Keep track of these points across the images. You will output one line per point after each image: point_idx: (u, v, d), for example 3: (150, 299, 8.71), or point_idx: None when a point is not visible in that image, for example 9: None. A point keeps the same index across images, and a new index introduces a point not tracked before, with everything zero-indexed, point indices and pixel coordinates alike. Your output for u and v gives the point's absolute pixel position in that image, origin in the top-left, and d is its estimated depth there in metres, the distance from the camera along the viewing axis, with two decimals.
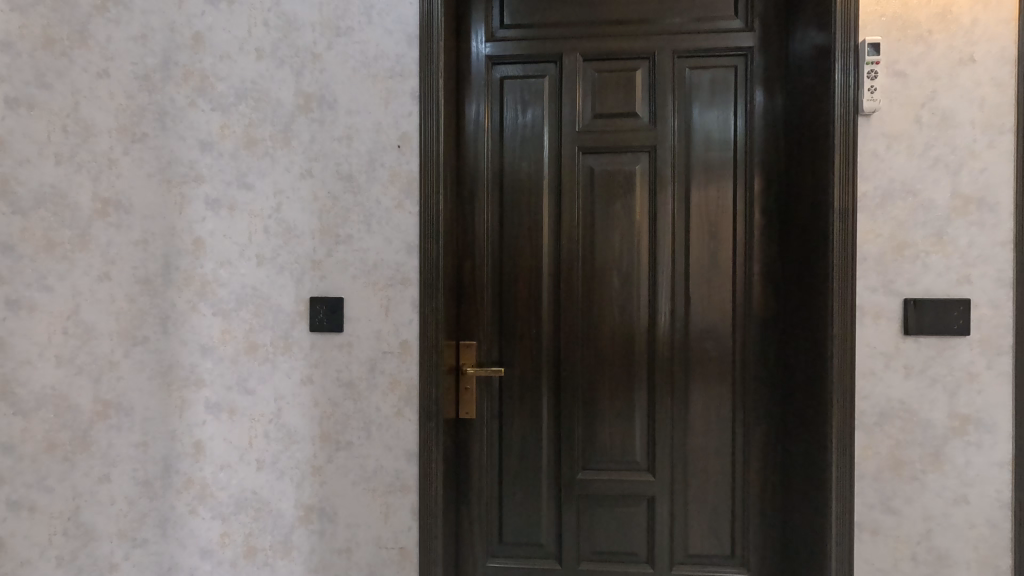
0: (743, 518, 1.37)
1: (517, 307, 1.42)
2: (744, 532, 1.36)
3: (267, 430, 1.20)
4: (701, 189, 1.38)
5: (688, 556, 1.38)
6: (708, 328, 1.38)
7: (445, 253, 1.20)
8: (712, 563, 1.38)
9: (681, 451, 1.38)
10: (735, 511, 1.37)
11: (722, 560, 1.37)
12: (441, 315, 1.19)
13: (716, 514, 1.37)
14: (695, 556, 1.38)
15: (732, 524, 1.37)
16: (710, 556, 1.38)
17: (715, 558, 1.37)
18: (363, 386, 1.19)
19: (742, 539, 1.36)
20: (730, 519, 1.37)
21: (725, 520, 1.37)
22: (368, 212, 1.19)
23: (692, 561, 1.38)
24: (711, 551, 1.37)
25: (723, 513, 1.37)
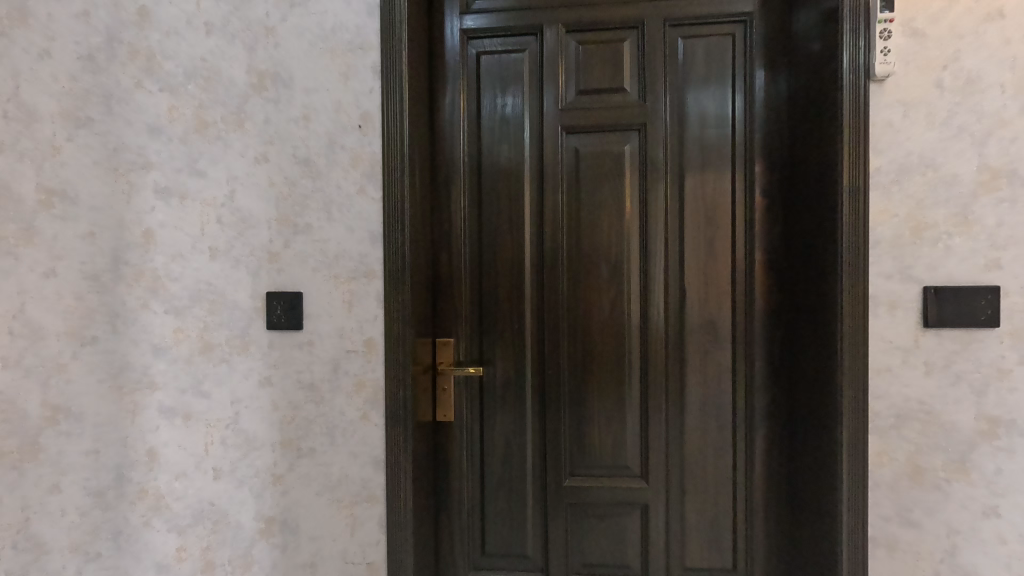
0: (741, 523, 1.25)
1: (498, 301, 1.31)
2: (743, 540, 1.25)
3: (224, 436, 1.12)
4: (698, 170, 1.26)
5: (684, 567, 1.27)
6: (705, 322, 1.26)
7: (413, 242, 1.10)
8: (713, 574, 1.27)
9: (678, 455, 1.27)
10: (735, 518, 1.26)
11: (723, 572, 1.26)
12: (412, 310, 1.09)
13: (714, 520, 1.26)
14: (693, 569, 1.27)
15: (729, 530, 1.26)
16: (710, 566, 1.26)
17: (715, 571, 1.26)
18: (325, 388, 1.10)
19: (742, 546, 1.25)
20: (729, 525, 1.26)
21: (723, 526, 1.26)
22: (329, 198, 1.10)
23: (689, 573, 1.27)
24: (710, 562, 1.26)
25: (721, 519, 1.26)
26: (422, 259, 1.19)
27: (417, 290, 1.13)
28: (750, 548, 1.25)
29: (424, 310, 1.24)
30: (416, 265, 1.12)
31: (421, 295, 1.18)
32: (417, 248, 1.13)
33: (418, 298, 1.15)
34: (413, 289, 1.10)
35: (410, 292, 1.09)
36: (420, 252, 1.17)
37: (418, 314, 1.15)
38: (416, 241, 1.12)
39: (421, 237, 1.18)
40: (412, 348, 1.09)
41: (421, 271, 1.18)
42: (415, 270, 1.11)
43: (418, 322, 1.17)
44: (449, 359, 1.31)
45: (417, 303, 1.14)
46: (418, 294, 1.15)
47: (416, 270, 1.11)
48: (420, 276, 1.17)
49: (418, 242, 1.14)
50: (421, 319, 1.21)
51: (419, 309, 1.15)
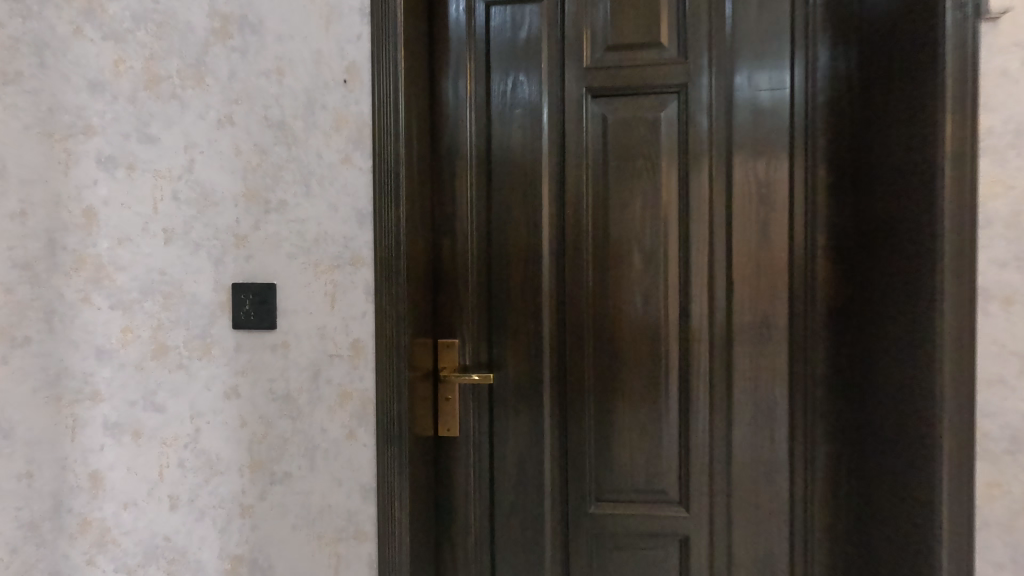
0: (786, 541, 1.06)
1: (510, 296, 1.11)
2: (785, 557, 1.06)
3: (181, 457, 0.92)
4: (749, 139, 1.06)
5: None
6: (757, 321, 1.06)
7: (410, 226, 0.90)
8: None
9: (716, 469, 1.08)
10: (773, 531, 1.06)
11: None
12: (408, 308, 0.90)
13: (757, 541, 1.07)
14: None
15: (772, 551, 1.07)
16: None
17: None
18: (303, 400, 0.91)
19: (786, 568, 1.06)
20: (772, 544, 1.07)
21: (769, 549, 1.07)
22: (307, 169, 0.90)
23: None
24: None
25: (767, 540, 1.07)
26: (420, 246, 1.00)
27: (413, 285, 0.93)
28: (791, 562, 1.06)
29: (423, 306, 1.05)
30: (413, 254, 0.93)
31: (418, 289, 0.99)
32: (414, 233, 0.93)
33: (414, 293, 0.95)
34: (409, 282, 0.90)
35: (405, 286, 0.89)
36: (417, 239, 0.97)
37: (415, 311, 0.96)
38: (413, 224, 0.92)
39: (418, 220, 0.98)
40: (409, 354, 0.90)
41: (418, 261, 0.99)
42: (411, 259, 0.91)
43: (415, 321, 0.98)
44: (454, 362, 1.12)
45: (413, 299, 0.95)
46: (415, 288, 0.95)
47: (412, 260, 0.92)
48: (417, 266, 0.97)
49: (415, 226, 0.94)
50: (419, 318, 1.01)
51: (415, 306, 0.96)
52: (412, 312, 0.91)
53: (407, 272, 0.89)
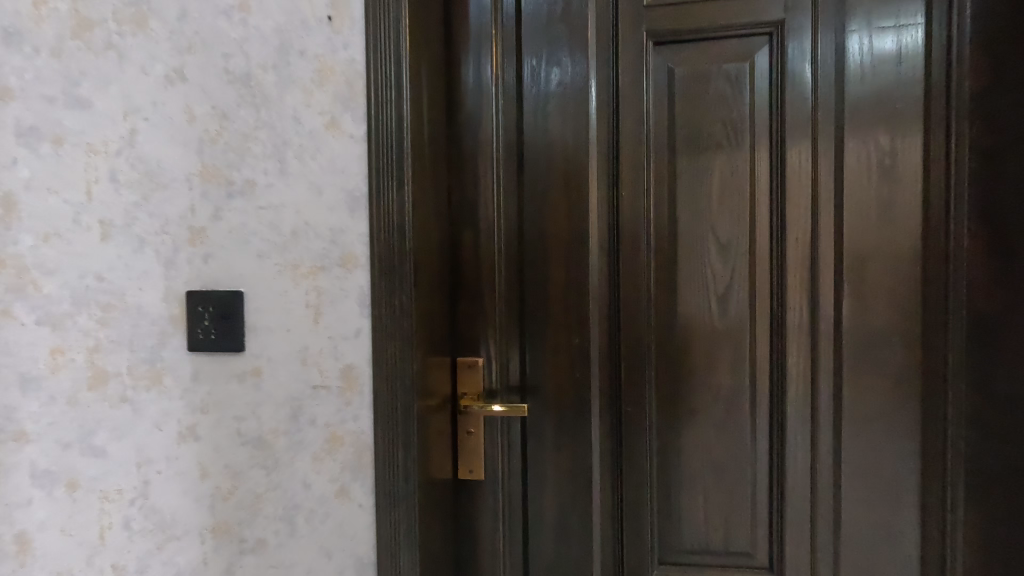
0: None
1: (548, 303, 0.87)
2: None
3: (128, 516, 0.71)
4: (867, 95, 0.80)
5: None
6: (877, 334, 0.80)
7: (418, 213, 0.67)
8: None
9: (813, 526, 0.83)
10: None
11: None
12: (418, 325, 0.67)
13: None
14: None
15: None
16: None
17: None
18: (279, 446, 0.68)
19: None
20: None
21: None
22: (281, 138, 0.67)
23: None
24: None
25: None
26: (433, 240, 0.77)
27: (423, 291, 0.70)
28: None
29: (439, 318, 0.81)
30: (423, 251, 0.69)
31: (430, 298, 0.75)
32: (424, 223, 0.70)
33: (424, 302, 0.72)
34: (419, 290, 0.67)
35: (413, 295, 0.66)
36: (427, 230, 0.74)
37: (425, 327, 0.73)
38: (423, 211, 0.69)
39: (429, 206, 0.75)
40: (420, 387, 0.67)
41: (430, 259, 0.75)
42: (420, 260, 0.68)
43: (427, 339, 0.75)
44: (478, 388, 0.89)
45: (424, 311, 0.72)
46: (424, 295, 0.72)
47: (422, 260, 0.68)
48: (428, 267, 0.74)
49: (425, 214, 0.71)
50: (432, 334, 0.78)
51: (425, 319, 0.73)
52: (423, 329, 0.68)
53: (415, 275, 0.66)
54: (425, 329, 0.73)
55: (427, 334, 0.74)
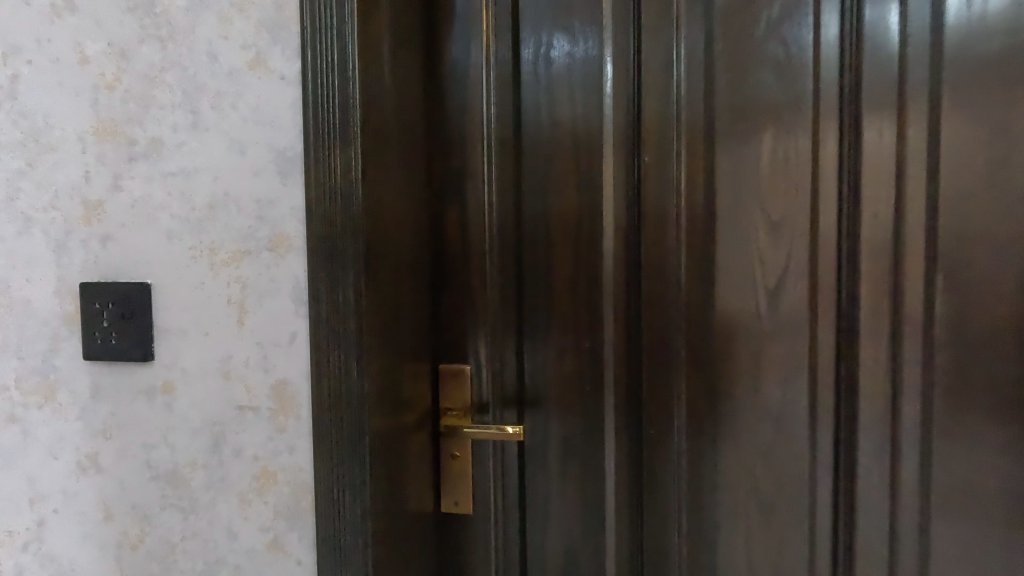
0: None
1: (553, 298, 0.70)
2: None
3: (20, 565, 0.57)
4: (977, 22, 0.60)
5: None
6: (982, 341, 0.61)
7: (373, 180, 0.50)
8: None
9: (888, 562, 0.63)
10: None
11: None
12: (374, 329, 0.50)
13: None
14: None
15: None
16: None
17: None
18: (198, 483, 0.53)
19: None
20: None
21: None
22: (193, 81, 0.51)
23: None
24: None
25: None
26: (401, 216, 0.60)
27: (383, 283, 0.54)
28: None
29: (415, 316, 0.64)
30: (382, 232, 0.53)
31: (398, 292, 0.59)
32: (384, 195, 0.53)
33: (387, 297, 0.56)
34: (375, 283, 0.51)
35: (367, 289, 0.49)
36: (389, 202, 0.57)
37: (389, 328, 0.57)
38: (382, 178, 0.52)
39: (393, 173, 0.58)
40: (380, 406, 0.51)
41: (396, 240, 0.58)
42: (378, 243, 0.51)
43: (392, 344, 0.58)
44: (464, 401, 0.72)
45: (385, 308, 0.55)
46: (385, 287, 0.55)
47: (381, 243, 0.52)
48: (393, 253, 0.58)
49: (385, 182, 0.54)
50: (404, 338, 0.61)
51: (388, 319, 0.56)
52: (381, 334, 0.52)
53: (368, 262, 0.50)
54: (389, 331, 0.57)
55: (392, 338, 0.58)
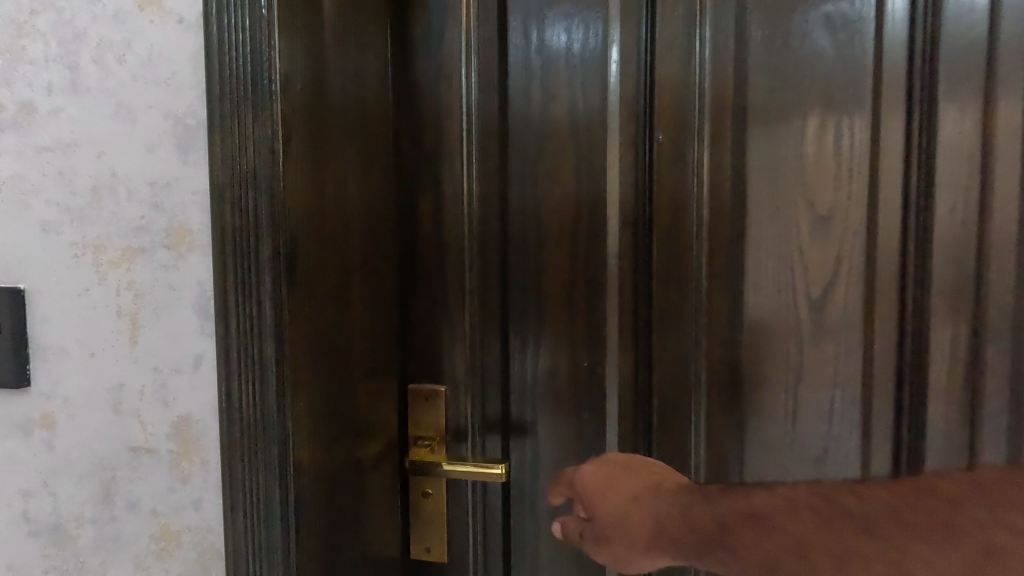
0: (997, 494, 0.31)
1: (545, 308, 0.58)
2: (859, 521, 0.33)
3: None
4: None
5: (609, 498, 0.46)
6: None
7: (298, 167, 0.38)
8: (646, 484, 0.46)
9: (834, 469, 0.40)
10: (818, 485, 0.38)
11: (784, 506, 0.36)
12: (300, 360, 0.39)
13: (833, 519, 0.34)
14: (668, 529, 0.42)
15: (924, 545, 0.31)
16: (745, 508, 0.38)
17: (682, 547, 0.41)
18: (87, 543, 0.41)
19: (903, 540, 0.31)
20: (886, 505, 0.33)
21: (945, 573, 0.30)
22: (73, 28, 0.39)
23: (650, 545, 0.43)
24: (710, 518, 0.40)
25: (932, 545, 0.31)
26: (356, 213, 0.48)
27: (321, 299, 0.42)
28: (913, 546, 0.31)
29: (377, 334, 0.53)
30: (317, 234, 0.41)
31: (349, 307, 0.47)
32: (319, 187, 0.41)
33: (331, 317, 0.44)
34: (303, 300, 0.39)
35: (289, 308, 0.38)
36: (336, 196, 0.45)
37: (336, 355, 0.45)
38: (314, 165, 0.40)
39: (342, 158, 0.46)
40: (310, 442, 0.41)
41: (347, 244, 0.47)
42: (306, 249, 0.40)
43: (342, 373, 0.47)
44: (437, 431, 0.60)
45: (328, 330, 0.44)
46: (328, 303, 0.44)
47: (313, 249, 0.40)
48: (345, 261, 0.46)
49: (325, 170, 0.42)
50: (360, 362, 0.50)
51: (335, 342, 0.45)
52: (313, 364, 0.41)
53: (291, 273, 0.38)
54: (336, 358, 0.45)
55: (341, 364, 0.46)
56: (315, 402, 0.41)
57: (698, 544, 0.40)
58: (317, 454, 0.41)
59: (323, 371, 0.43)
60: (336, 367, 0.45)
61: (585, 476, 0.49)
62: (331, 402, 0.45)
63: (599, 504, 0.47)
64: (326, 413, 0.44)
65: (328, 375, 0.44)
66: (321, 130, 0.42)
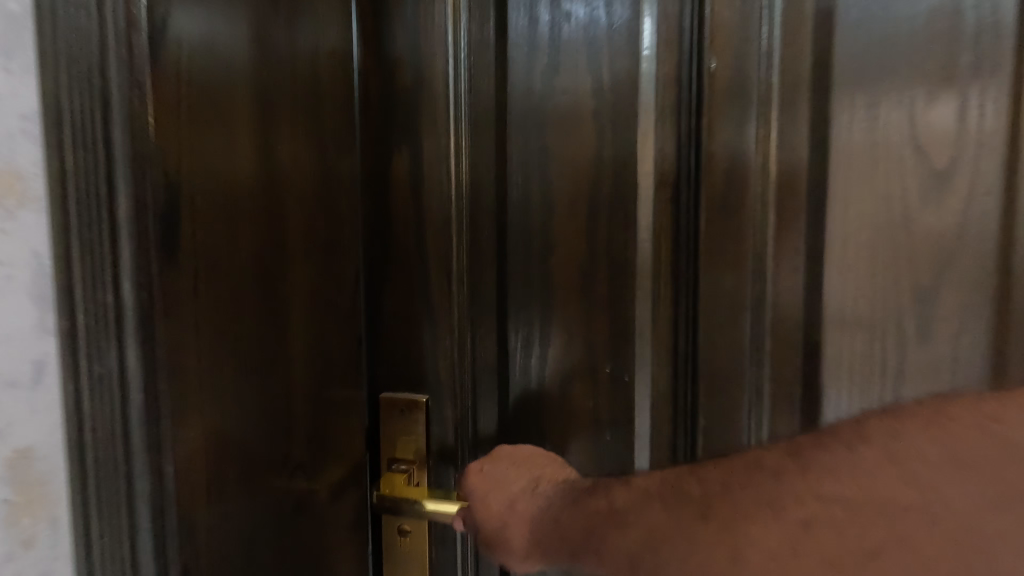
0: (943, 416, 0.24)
1: (553, 295, 0.45)
2: (767, 520, 0.27)
3: None
4: None
5: (492, 502, 0.40)
6: None
7: (172, 111, 0.26)
8: (529, 479, 0.41)
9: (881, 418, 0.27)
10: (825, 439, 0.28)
11: (634, 499, 0.34)
12: (187, 388, 0.27)
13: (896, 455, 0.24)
14: (542, 534, 0.38)
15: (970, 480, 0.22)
16: (608, 501, 0.35)
17: (556, 549, 0.37)
18: None
19: (847, 513, 0.25)
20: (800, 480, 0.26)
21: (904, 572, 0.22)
22: None
23: (528, 549, 0.39)
24: (586, 519, 0.35)
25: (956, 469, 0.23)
26: (300, 185, 0.36)
27: (235, 301, 0.30)
28: (825, 516, 0.25)
29: (338, 338, 0.41)
30: (222, 209, 0.29)
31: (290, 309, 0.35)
32: (219, 143, 0.29)
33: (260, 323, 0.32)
34: (191, 304, 0.27)
35: (163, 314, 0.25)
36: (267, 157, 0.33)
37: (272, 373, 0.33)
38: (203, 108, 0.28)
39: (281, 108, 0.34)
40: (209, 479, 0.29)
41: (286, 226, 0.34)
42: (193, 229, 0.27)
43: (285, 395, 0.35)
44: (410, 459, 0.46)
45: (256, 341, 0.32)
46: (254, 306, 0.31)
47: (210, 231, 0.28)
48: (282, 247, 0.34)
49: (234, 120, 0.30)
50: (313, 379, 0.38)
51: (270, 358, 0.33)
52: (215, 390, 0.29)
53: (164, 255, 0.26)
54: (272, 379, 0.33)
55: (278, 374, 0.34)
56: (223, 438, 0.29)
57: (569, 545, 0.36)
58: (222, 496, 0.29)
59: (247, 397, 0.31)
60: (274, 389, 0.33)
61: (472, 480, 0.41)
62: (267, 433, 0.33)
63: (485, 508, 0.40)
64: (256, 450, 0.32)
65: (257, 400, 0.32)
66: (221, 59, 0.29)
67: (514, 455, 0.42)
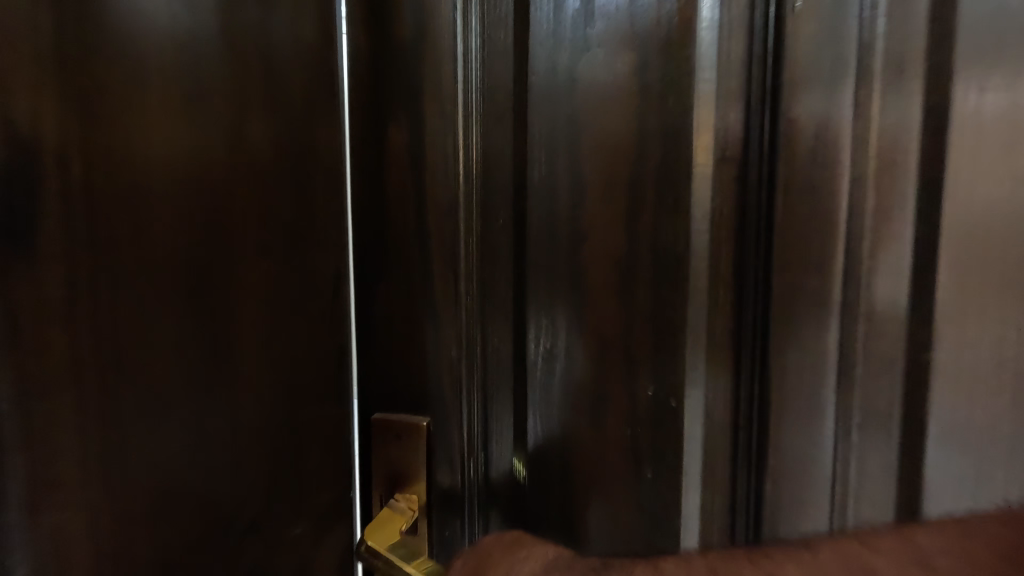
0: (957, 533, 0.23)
1: (584, 301, 0.37)
2: None
3: None
4: None
5: None
6: None
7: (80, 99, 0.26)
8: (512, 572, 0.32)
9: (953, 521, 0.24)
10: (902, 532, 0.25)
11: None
12: (71, 380, 0.26)
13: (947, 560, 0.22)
14: None
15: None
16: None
17: None
18: None
19: None
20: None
21: None
22: None
23: None
24: None
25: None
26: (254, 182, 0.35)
27: (150, 300, 0.29)
28: None
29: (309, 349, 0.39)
30: (120, 208, 0.28)
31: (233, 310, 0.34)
32: (142, 133, 0.29)
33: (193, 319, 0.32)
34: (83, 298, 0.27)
35: (47, 305, 0.25)
36: (200, 153, 0.31)
37: (203, 376, 0.32)
38: (119, 108, 0.28)
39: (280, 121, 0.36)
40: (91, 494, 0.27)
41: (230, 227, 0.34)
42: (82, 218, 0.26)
43: (225, 402, 0.34)
44: (410, 508, 0.40)
45: (168, 349, 0.30)
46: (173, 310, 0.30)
47: (106, 231, 0.28)
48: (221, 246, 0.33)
49: (145, 116, 0.29)
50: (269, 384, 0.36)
51: (202, 358, 0.32)
52: (110, 395, 0.28)
53: (18, 255, 0.24)
54: (206, 380, 0.32)
55: (203, 383, 0.32)
56: (117, 444, 0.28)
57: None
58: (111, 507, 0.28)
59: (159, 404, 0.30)
60: (206, 393, 0.32)
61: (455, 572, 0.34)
62: (198, 441, 0.32)
63: None
64: (171, 456, 0.31)
65: (186, 399, 0.31)
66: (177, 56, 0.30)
67: (502, 547, 0.33)
